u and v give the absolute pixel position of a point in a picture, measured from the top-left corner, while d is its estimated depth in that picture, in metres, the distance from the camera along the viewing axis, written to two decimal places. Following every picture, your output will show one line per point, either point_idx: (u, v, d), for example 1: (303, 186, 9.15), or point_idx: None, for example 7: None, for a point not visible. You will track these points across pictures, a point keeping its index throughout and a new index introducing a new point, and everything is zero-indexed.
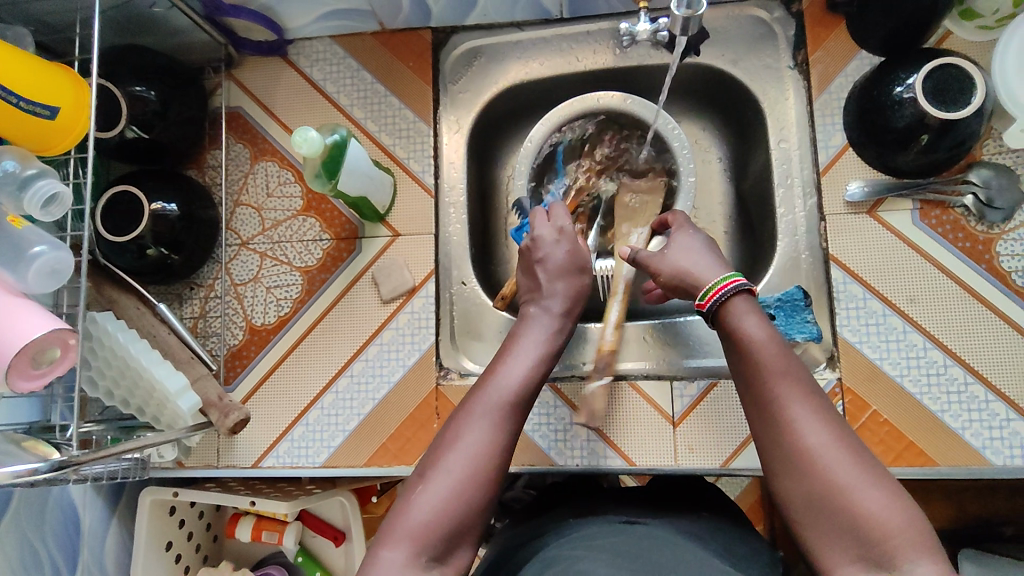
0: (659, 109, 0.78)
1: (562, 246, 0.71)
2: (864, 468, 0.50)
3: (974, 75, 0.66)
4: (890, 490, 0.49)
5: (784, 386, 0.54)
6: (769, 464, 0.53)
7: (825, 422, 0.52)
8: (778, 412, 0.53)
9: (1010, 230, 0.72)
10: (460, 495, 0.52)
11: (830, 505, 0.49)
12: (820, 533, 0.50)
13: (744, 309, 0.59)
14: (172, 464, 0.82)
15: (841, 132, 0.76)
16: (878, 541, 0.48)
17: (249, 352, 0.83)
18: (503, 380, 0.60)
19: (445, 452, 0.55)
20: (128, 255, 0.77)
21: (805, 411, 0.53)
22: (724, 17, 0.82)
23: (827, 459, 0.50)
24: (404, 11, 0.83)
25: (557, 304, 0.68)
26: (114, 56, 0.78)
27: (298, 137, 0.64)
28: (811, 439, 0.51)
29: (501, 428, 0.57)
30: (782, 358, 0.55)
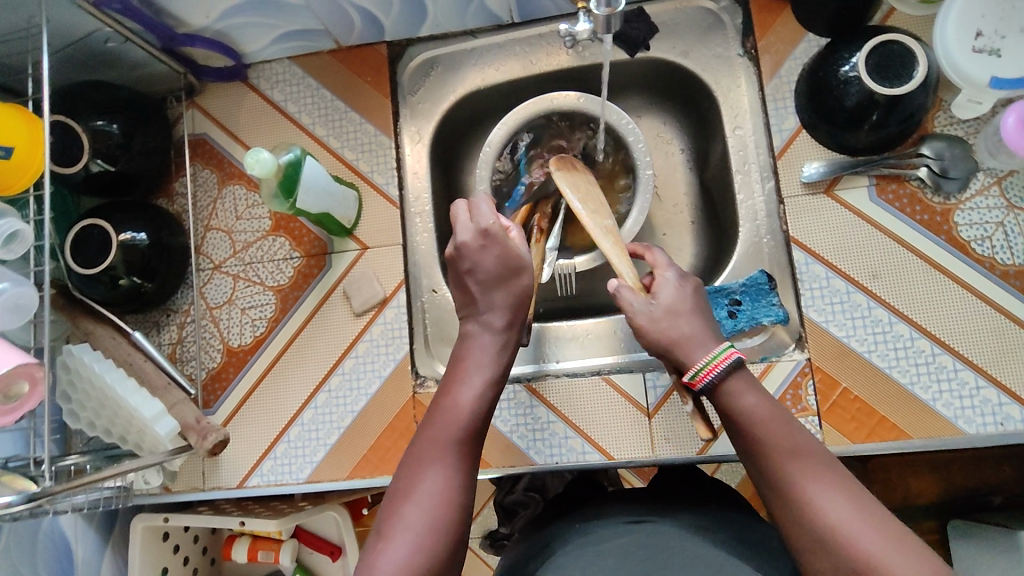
0: (604, 101, 0.80)
1: (492, 251, 0.68)
2: (894, 536, 0.47)
3: (916, 50, 0.67)
4: (924, 559, 0.46)
5: (792, 459, 0.52)
6: (794, 548, 0.50)
7: (844, 492, 0.50)
8: (794, 488, 0.51)
9: (967, 199, 0.72)
10: (424, 544, 0.52)
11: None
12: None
13: (739, 382, 0.57)
14: (158, 490, 0.83)
15: (794, 115, 0.77)
16: None
17: (228, 374, 0.84)
18: (452, 414, 0.60)
19: (404, 504, 0.54)
20: (101, 287, 0.78)
21: (821, 483, 0.50)
22: (672, 11, 0.83)
23: (853, 531, 0.47)
24: (358, 28, 0.84)
25: (497, 319, 0.67)
26: (75, 91, 0.79)
27: (249, 158, 0.65)
28: (830, 511, 0.49)
29: (454, 462, 0.57)
30: (787, 432, 0.54)
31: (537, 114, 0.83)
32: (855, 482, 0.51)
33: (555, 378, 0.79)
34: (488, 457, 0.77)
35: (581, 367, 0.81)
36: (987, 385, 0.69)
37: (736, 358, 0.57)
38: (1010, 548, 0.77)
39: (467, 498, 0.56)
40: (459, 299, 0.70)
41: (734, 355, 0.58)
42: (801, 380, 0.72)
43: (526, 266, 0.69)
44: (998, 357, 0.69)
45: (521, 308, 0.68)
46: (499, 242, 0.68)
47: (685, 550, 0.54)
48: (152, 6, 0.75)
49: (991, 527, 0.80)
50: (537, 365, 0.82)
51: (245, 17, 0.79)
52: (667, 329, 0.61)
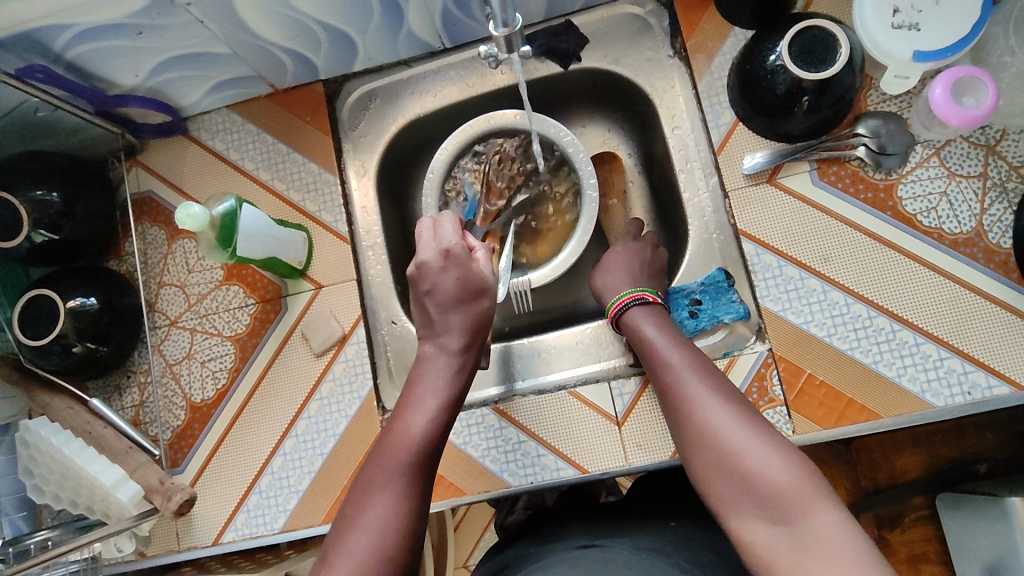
0: (530, 112, 0.80)
1: (450, 273, 0.68)
2: (759, 436, 0.54)
3: (837, 33, 0.67)
4: (781, 449, 0.53)
5: (685, 373, 0.61)
6: (681, 451, 0.58)
7: (723, 400, 0.57)
8: (680, 397, 0.59)
9: (908, 172, 0.72)
10: (367, 571, 0.52)
11: (730, 471, 0.53)
12: (728, 503, 0.53)
13: (651, 326, 0.68)
14: (133, 556, 0.81)
15: (729, 109, 0.77)
16: (771, 494, 0.50)
17: (193, 431, 0.83)
18: (403, 438, 0.61)
19: (349, 530, 0.55)
20: (54, 357, 0.77)
21: (704, 393, 0.58)
22: (601, 19, 0.83)
23: (718, 424, 0.56)
24: (290, 70, 0.84)
25: (455, 341, 0.67)
26: (10, 164, 0.79)
27: (180, 213, 0.64)
28: (706, 413, 0.57)
29: (403, 487, 0.58)
30: (679, 351, 0.63)
31: (476, 135, 0.83)
32: (739, 396, 0.59)
33: (522, 397, 0.78)
34: (461, 485, 0.76)
35: (546, 383, 0.80)
36: (951, 356, 0.68)
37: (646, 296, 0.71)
38: (998, 517, 0.76)
39: (414, 525, 0.56)
40: (419, 318, 0.71)
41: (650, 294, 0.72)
42: (765, 370, 0.72)
43: (489, 289, 0.69)
44: (958, 326, 0.68)
45: (477, 329, 0.68)
46: (455, 266, 0.68)
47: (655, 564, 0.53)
48: (78, 70, 0.75)
49: (978, 497, 0.79)
50: (503, 386, 0.81)
51: (175, 71, 0.79)
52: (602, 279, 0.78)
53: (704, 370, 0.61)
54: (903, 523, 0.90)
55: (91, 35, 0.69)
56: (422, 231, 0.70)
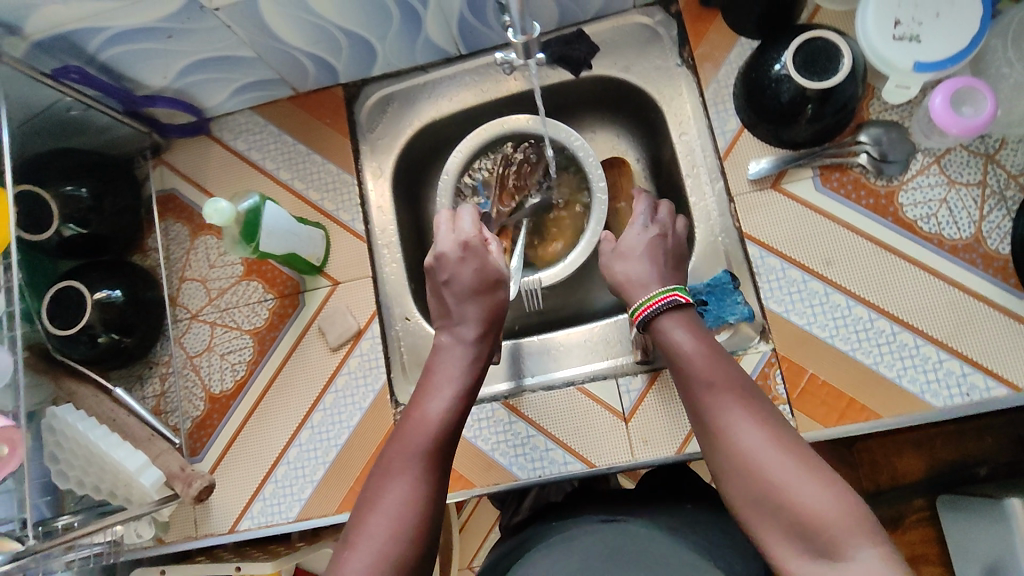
0: (543, 119, 0.83)
1: (468, 266, 0.73)
2: (802, 467, 0.53)
3: (840, 44, 0.70)
4: (825, 481, 0.52)
5: (721, 395, 0.59)
6: (719, 476, 0.57)
7: (762, 426, 0.56)
8: (716, 421, 0.58)
9: (909, 180, 0.74)
10: (387, 552, 0.54)
11: (772, 503, 0.52)
12: (770, 535, 0.52)
13: (682, 334, 0.64)
14: (152, 542, 0.84)
15: (735, 116, 0.79)
16: (818, 532, 0.50)
17: (212, 421, 0.86)
18: (421, 424, 0.63)
19: (370, 510, 0.57)
20: (81, 346, 0.80)
21: (741, 418, 0.57)
22: (611, 28, 0.86)
23: (760, 455, 0.54)
24: (311, 74, 0.87)
25: (470, 332, 0.70)
26: (42, 160, 0.82)
27: (208, 207, 0.67)
28: (744, 440, 0.56)
29: (422, 470, 0.60)
30: (714, 371, 0.61)
31: (490, 139, 0.85)
32: (778, 421, 0.57)
33: (531, 393, 0.80)
34: (471, 477, 0.78)
35: (554, 379, 0.82)
36: (949, 357, 0.70)
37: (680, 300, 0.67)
38: (995, 518, 0.78)
39: (432, 505, 0.59)
40: (435, 309, 0.74)
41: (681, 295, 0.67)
42: (769, 370, 0.74)
43: (503, 281, 0.74)
44: (957, 329, 0.70)
45: (491, 321, 0.72)
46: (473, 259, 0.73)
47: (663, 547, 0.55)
48: (111, 71, 0.78)
49: (977, 499, 0.81)
50: (511, 382, 0.83)
51: (202, 73, 0.82)
52: (614, 268, 0.75)
53: (741, 392, 0.59)
54: (903, 525, 0.92)
55: (124, 37, 0.72)
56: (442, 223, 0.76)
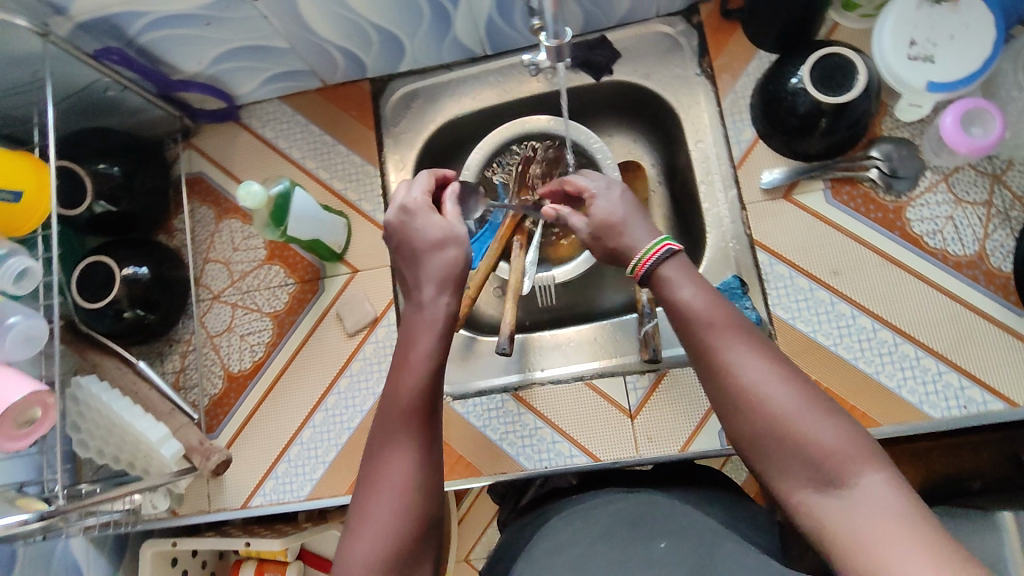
0: (567, 120, 0.86)
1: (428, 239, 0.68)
2: (807, 397, 0.50)
3: (856, 61, 0.72)
4: (829, 412, 0.49)
5: (718, 328, 0.54)
6: (719, 411, 0.53)
7: (763, 358, 0.52)
8: (715, 359, 0.53)
9: (917, 196, 0.76)
10: (393, 529, 0.54)
11: (776, 437, 0.49)
12: (775, 469, 0.49)
13: (678, 272, 0.59)
14: (166, 514, 0.87)
15: (751, 127, 0.82)
16: (824, 463, 0.47)
17: (229, 399, 0.88)
18: (398, 392, 0.60)
19: (370, 497, 0.56)
20: (107, 319, 0.82)
21: (740, 350, 0.52)
22: (634, 36, 0.88)
23: (765, 388, 0.50)
24: (341, 67, 0.90)
25: (434, 299, 0.65)
26: (78, 138, 0.84)
27: (241, 190, 0.69)
28: (746, 374, 0.51)
29: (411, 443, 0.58)
30: (712, 304, 0.55)
31: (511, 137, 0.89)
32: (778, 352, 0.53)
33: (540, 385, 0.83)
34: (479, 465, 0.81)
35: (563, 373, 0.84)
36: (948, 370, 0.72)
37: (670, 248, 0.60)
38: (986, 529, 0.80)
39: (430, 480, 0.57)
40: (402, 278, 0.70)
41: (667, 246, 0.59)
42: None
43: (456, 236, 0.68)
44: (956, 342, 0.73)
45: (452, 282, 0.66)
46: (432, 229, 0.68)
47: (677, 514, 0.55)
48: (148, 55, 0.80)
49: (969, 510, 0.83)
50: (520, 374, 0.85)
51: (236, 61, 0.84)
52: (614, 245, 0.64)
53: (739, 323, 0.54)
54: None
55: (163, 22, 0.74)
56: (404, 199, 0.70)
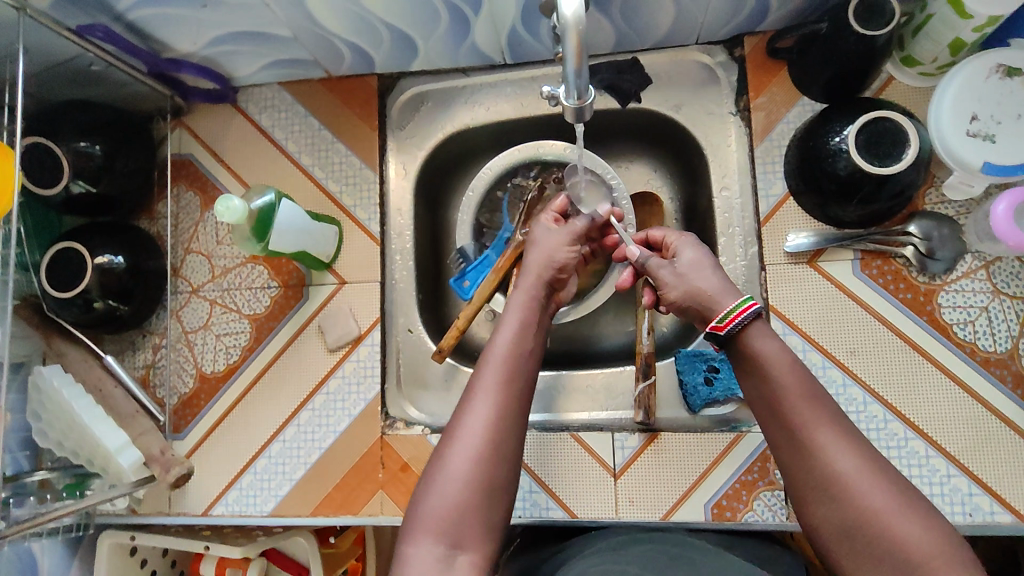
0: (580, 148, 0.79)
1: (536, 249, 0.70)
2: (901, 493, 0.49)
3: (909, 129, 0.65)
4: (921, 510, 0.49)
5: (810, 410, 0.53)
6: (799, 495, 0.53)
7: (855, 448, 0.51)
8: (807, 439, 0.52)
9: (952, 281, 0.70)
10: (469, 488, 0.54)
11: (867, 534, 0.49)
12: (859, 563, 0.49)
13: (761, 336, 0.57)
14: (124, 511, 0.83)
15: (783, 181, 0.75)
16: (918, 565, 0.47)
17: (199, 401, 0.84)
18: (491, 352, 0.61)
19: (452, 440, 0.56)
20: (75, 309, 0.77)
21: (833, 437, 0.52)
22: (668, 62, 0.81)
23: (857, 479, 0.50)
24: (348, 60, 0.83)
25: (528, 283, 0.67)
26: (58, 112, 0.78)
27: (220, 205, 0.64)
28: (837, 463, 0.51)
29: (497, 398, 0.57)
30: (806, 380, 0.54)
31: (523, 160, 0.82)
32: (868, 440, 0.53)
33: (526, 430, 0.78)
34: None
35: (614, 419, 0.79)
36: (958, 473, 0.68)
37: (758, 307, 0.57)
38: None
39: (509, 443, 0.56)
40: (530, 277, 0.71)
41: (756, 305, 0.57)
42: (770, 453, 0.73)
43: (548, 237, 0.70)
44: (971, 446, 0.68)
45: (547, 283, 0.67)
46: (543, 243, 0.70)
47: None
48: (137, 32, 0.72)
49: None
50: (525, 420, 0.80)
51: (233, 46, 0.77)
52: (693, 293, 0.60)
53: (831, 406, 0.54)
54: None
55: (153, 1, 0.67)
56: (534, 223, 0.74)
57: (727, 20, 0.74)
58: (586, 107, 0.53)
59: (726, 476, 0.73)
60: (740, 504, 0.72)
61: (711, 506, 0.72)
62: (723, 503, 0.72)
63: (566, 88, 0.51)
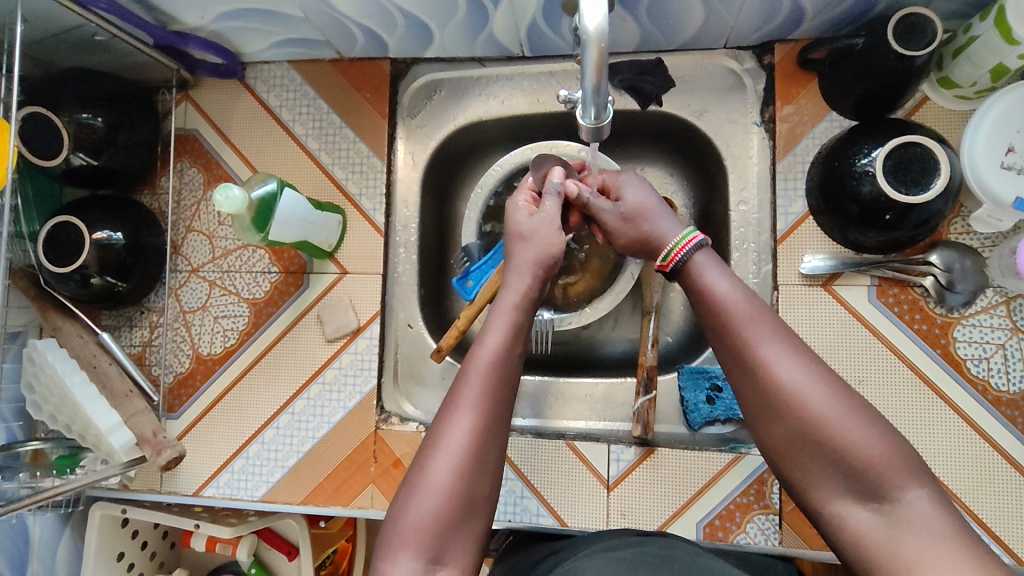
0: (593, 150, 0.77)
1: (530, 245, 0.63)
2: (847, 398, 0.47)
3: (939, 156, 0.62)
4: (868, 415, 0.47)
5: (752, 327, 0.51)
6: (746, 414, 0.51)
7: (798, 358, 0.49)
8: (749, 355, 0.50)
9: (971, 315, 0.68)
10: (450, 501, 0.51)
11: (814, 444, 0.47)
12: (808, 474, 0.48)
13: (708, 264, 0.56)
14: (117, 486, 0.83)
15: (803, 199, 0.73)
16: (864, 472, 0.46)
17: (194, 381, 0.84)
18: (477, 355, 0.57)
19: (434, 452, 0.53)
20: (72, 284, 0.75)
21: (776, 351, 0.49)
22: (692, 66, 0.78)
23: (801, 390, 0.48)
24: (360, 43, 0.79)
25: (523, 283, 0.61)
26: (61, 81, 0.75)
27: (219, 194, 0.62)
28: (780, 376, 0.48)
29: (483, 409, 0.54)
30: (749, 299, 0.52)
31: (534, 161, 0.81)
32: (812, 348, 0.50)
33: (521, 435, 0.77)
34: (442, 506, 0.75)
35: (610, 430, 0.78)
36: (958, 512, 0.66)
37: (701, 238, 0.58)
38: None
39: (492, 453, 0.54)
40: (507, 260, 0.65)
41: (698, 239, 0.58)
42: (768, 476, 0.71)
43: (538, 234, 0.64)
44: (974, 485, 0.66)
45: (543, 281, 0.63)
46: (537, 233, 0.64)
47: None
48: (142, 3, 0.70)
49: None
50: (522, 425, 0.80)
51: (241, 22, 0.74)
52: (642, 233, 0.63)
53: (774, 320, 0.51)
54: None
55: None
56: (518, 206, 0.66)
57: (759, 25, 0.70)
58: (603, 127, 0.51)
59: (720, 497, 0.72)
60: (732, 525, 0.71)
61: (703, 525, 0.71)
62: (715, 523, 0.71)
63: (584, 103, 0.49)
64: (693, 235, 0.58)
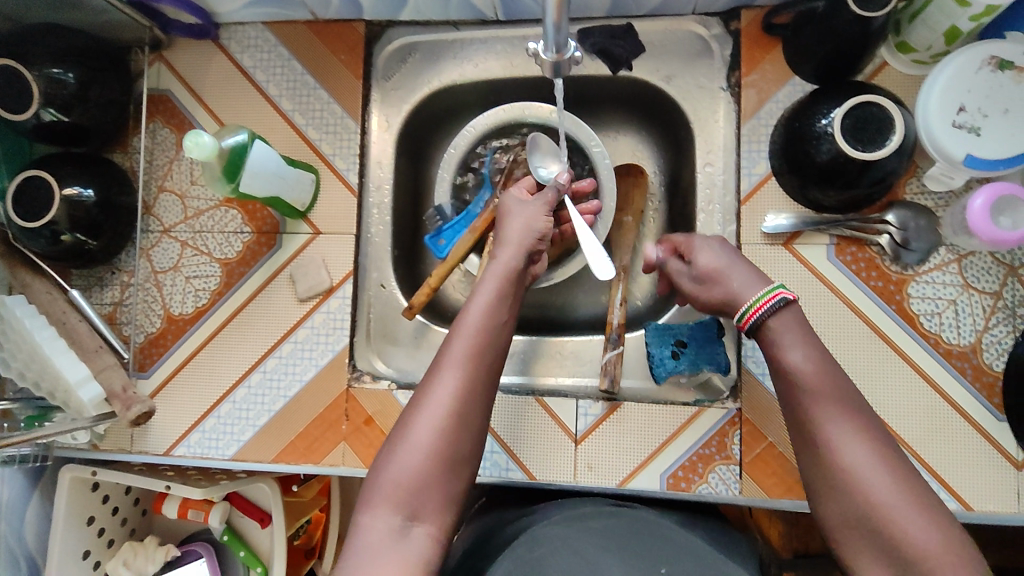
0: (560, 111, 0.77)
1: (513, 218, 0.68)
2: (910, 494, 0.50)
3: (894, 115, 0.64)
4: (929, 511, 0.49)
5: (826, 408, 0.54)
6: (810, 489, 0.54)
7: (868, 447, 0.51)
8: (818, 434, 0.53)
9: (924, 272, 0.71)
10: (430, 463, 0.53)
11: (872, 529, 0.49)
12: (861, 558, 0.50)
13: (786, 328, 0.58)
14: (86, 446, 0.83)
15: (766, 161, 0.75)
16: (916, 563, 0.47)
17: (165, 341, 0.84)
18: (465, 326, 0.58)
19: (416, 409, 0.55)
20: (41, 240, 0.75)
21: (845, 434, 0.52)
22: (661, 31, 0.79)
23: (864, 473, 0.50)
24: (334, 4, 0.80)
25: (509, 254, 0.65)
26: (33, 37, 0.75)
27: (189, 141, 0.62)
28: (847, 459, 0.51)
29: (464, 371, 0.56)
30: (825, 380, 0.55)
31: (507, 121, 0.81)
32: (887, 438, 0.53)
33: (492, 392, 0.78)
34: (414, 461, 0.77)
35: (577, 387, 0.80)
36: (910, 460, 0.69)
37: (784, 296, 0.58)
38: None
39: (477, 415, 0.56)
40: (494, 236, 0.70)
41: (781, 297, 0.58)
42: (729, 428, 0.73)
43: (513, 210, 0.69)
44: (925, 434, 0.69)
45: (529, 251, 0.66)
46: (518, 212, 0.69)
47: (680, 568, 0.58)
48: None
49: None
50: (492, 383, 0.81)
51: None
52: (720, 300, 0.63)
53: (849, 405, 0.54)
54: None
55: None
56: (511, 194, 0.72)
57: None
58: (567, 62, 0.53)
59: (684, 448, 0.73)
60: (695, 476, 0.73)
61: (667, 476, 0.73)
62: (679, 474, 0.73)
63: (545, 42, 0.50)
64: (777, 292, 0.59)
